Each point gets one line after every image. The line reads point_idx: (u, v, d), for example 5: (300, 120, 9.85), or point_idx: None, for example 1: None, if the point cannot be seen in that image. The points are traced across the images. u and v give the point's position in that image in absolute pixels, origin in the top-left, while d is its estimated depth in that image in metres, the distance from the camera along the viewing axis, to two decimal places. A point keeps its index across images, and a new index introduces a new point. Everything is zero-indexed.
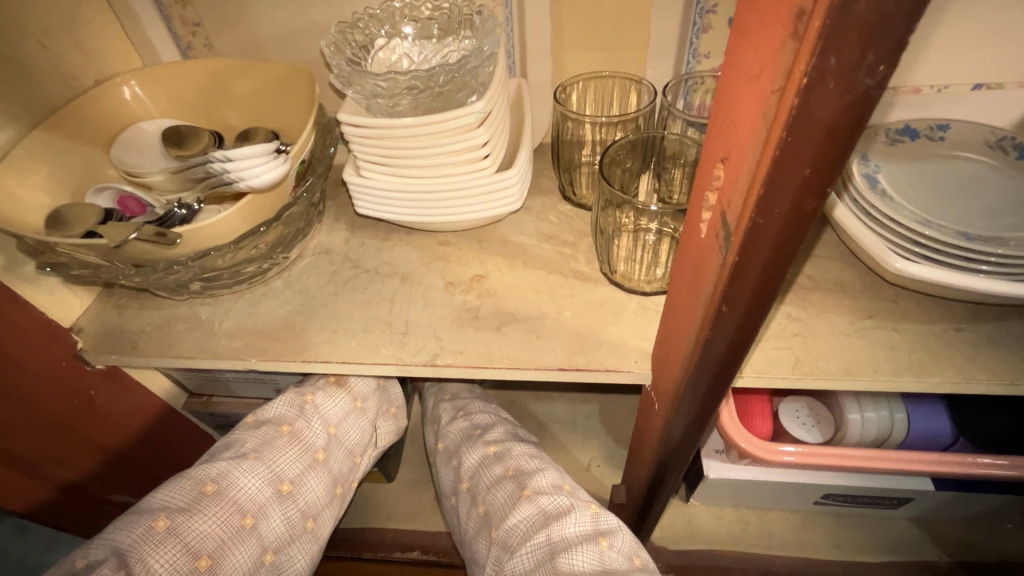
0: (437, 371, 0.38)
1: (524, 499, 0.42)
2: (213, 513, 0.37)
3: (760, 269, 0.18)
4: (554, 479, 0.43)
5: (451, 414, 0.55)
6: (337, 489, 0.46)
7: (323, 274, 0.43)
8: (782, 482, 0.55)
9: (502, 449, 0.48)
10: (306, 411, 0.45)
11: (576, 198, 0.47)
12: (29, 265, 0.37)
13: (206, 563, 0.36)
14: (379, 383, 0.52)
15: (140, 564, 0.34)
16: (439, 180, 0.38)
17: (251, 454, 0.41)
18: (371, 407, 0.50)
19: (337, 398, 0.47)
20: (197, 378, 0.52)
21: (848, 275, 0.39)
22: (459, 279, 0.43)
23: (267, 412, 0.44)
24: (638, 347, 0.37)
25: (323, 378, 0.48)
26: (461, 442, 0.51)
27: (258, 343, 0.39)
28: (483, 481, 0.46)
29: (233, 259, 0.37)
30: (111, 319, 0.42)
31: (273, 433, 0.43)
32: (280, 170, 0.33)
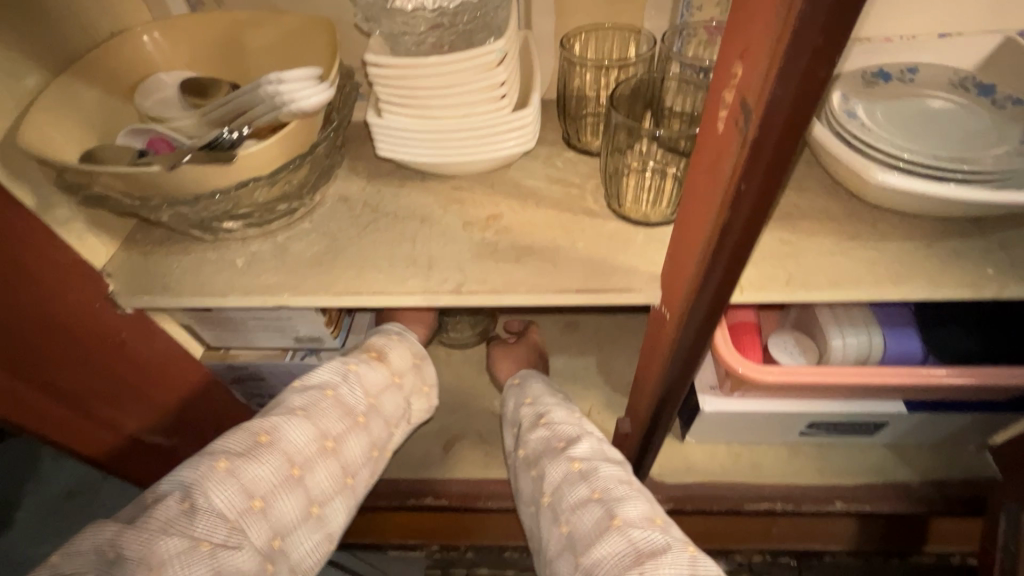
0: (462, 298, 0.41)
1: (615, 529, 0.43)
2: (268, 464, 0.41)
3: (775, 143, 0.22)
4: (646, 513, 0.44)
5: (533, 420, 0.56)
6: (375, 452, 0.48)
7: (344, 218, 0.45)
8: (773, 413, 0.59)
9: (589, 468, 0.48)
10: (348, 379, 0.48)
11: (580, 144, 0.50)
12: (60, 207, 0.39)
13: (259, 504, 0.40)
14: (415, 362, 0.54)
15: (202, 498, 0.38)
16: (459, 119, 0.40)
17: (299, 413, 0.44)
18: (406, 383, 0.53)
19: (376, 371, 0.50)
20: (215, 330, 0.53)
21: (831, 204, 0.43)
22: (476, 218, 0.45)
23: (313, 377, 0.46)
24: (647, 270, 0.40)
25: (362, 355, 0.51)
26: (543, 452, 0.52)
27: (289, 280, 0.41)
28: (566, 497, 0.47)
29: (267, 195, 0.38)
30: (139, 264, 0.43)
31: (318, 397, 0.46)
32: (329, 92, 0.35)
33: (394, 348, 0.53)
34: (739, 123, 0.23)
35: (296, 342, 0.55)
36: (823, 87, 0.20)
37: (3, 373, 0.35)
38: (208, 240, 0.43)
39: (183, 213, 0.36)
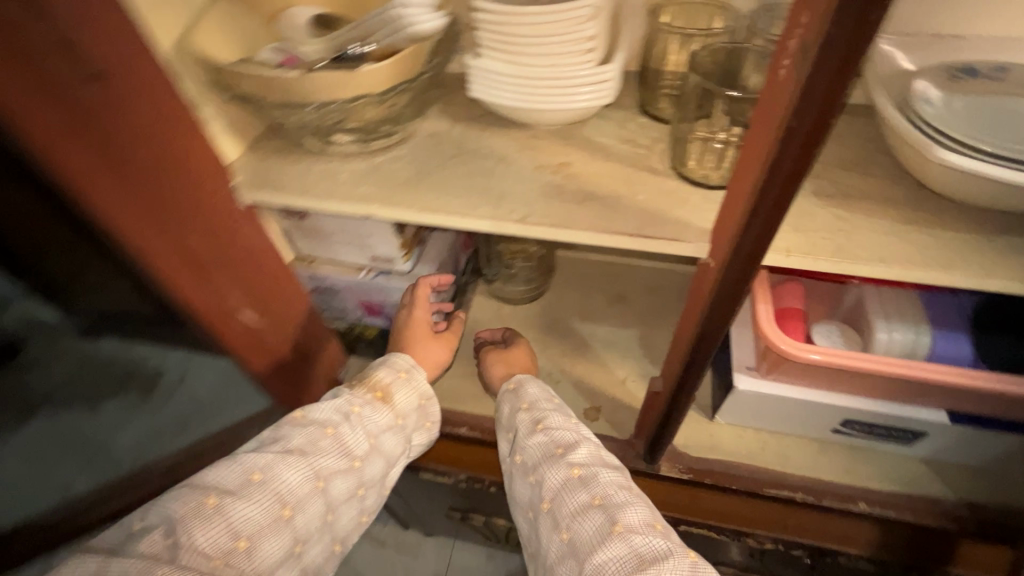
0: (525, 229, 0.45)
1: (617, 535, 0.48)
2: (257, 502, 0.46)
3: (830, 80, 0.25)
4: (647, 520, 0.49)
5: (529, 427, 0.60)
6: (361, 490, 0.53)
7: (432, 149, 0.51)
8: (807, 402, 0.61)
9: (587, 474, 0.53)
10: (351, 420, 0.54)
11: (654, 110, 0.53)
12: (208, 106, 0.47)
13: (243, 543, 0.44)
14: (420, 403, 0.60)
15: (187, 534, 0.42)
16: (548, 66, 0.45)
17: (296, 451, 0.50)
18: (408, 423, 0.59)
19: (379, 413, 0.56)
20: (308, 239, 0.61)
21: (893, 189, 0.44)
22: (548, 163, 0.50)
23: (316, 414, 0.53)
24: (699, 226, 0.43)
25: (369, 394, 0.57)
26: (541, 459, 0.57)
27: (378, 194, 0.48)
28: (566, 503, 0.52)
29: (376, 114, 0.46)
30: (258, 165, 0.51)
31: (319, 434, 0.51)
32: (444, 20, 0.42)
33: (400, 389, 0.59)
34: (800, 62, 0.26)
35: (372, 261, 0.63)
36: (879, 26, 0.23)
37: (200, 277, 0.46)
38: (317, 152, 0.51)
39: (307, 117, 0.44)
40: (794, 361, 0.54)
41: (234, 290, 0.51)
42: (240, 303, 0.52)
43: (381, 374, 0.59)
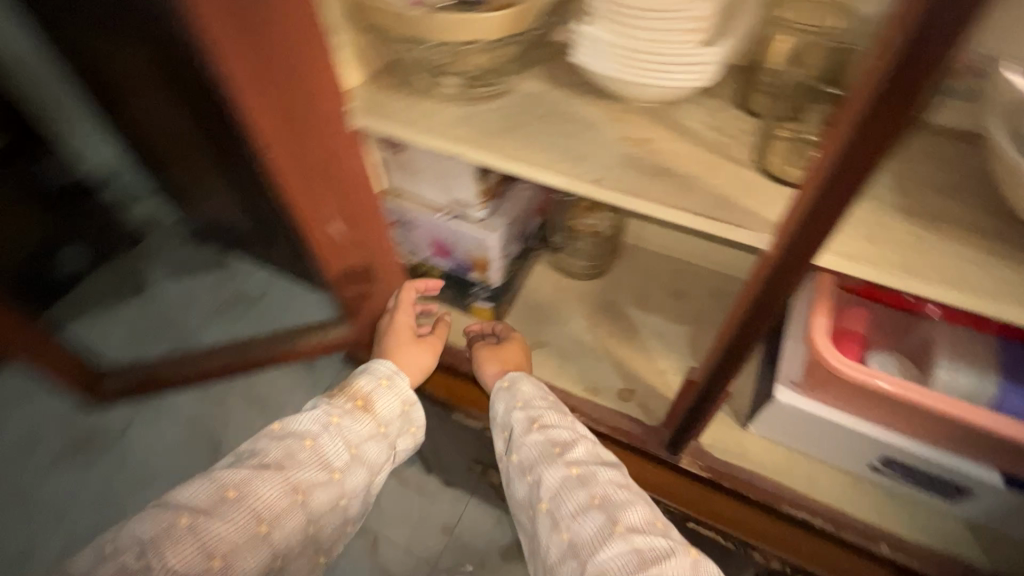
0: (596, 190, 0.48)
1: (618, 535, 0.49)
2: (233, 523, 0.48)
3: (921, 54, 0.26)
4: (647, 519, 0.50)
5: (527, 424, 0.60)
6: (345, 501, 0.56)
7: (526, 106, 0.55)
8: (848, 429, 0.59)
9: (585, 474, 0.54)
10: (330, 429, 0.57)
11: (749, 106, 0.53)
12: (342, 34, 0.53)
13: (219, 561, 0.47)
14: (402, 407, 0.63)
15: (159, 555, 0.45)
16: (649, 40, 0.47)
17: (274, 466, 0.52)
18: (392, 430, 0.62)
19: (359, 421, 0.59)
20: (400, 173, 0.67)
21: (986, 219, 0.43)
22: (631, 135, 0.52)
23: (294, 428, 0.55)
24: (766, 216, 0.44)
25: (349, 403, 0.60)
26: (538, 459, 0.57)
27: (470, 136, 0.52)
28: (567, 502, 0.53)
29: (479, 59, 0.51)
30: (372, 94, 0.57)
31: (297, 446, 0.54)
32: None
33: (382, 397, 0.62)
34: (905, 18, 0.26)
35: (452, 204, 0.68)
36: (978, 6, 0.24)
37: (314, 177, 0.53)
38: (422, 91, 0.55)
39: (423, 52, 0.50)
40: (850, 381, 0.53)
41: (335, 198, 0.57)
42: (337, 212, 0.59)
43: (363, 383, 0.63)
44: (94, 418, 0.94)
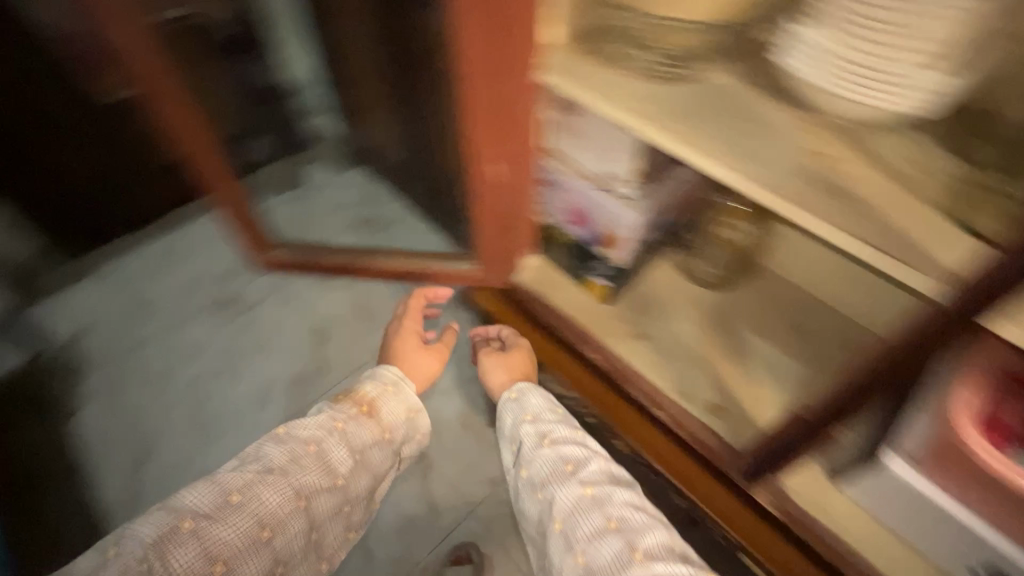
0: (767, 199, 0.50)
1: (637, 561, 0.63)
2: (236, 525, 0.66)
3: None
4: (663, 545, 0.64)
5: (538, 442, 0.76)
6: (344, 504, 0.77)
7: (717, 97, 0.55)
8: (960, 519, 0.56)
9: (599, 496, 0.69)
10: (335, 433, 0.76)
11: (980, 153, 0.46)
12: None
13: (221, 564, 0.64)
14: (408, 412, 0.84)
15: (169, 553, 0.62)
16: (879, 56, 0.44)
17: (280, 470, 0.70)
18: (393, 439, 0.82)
19: (362, 429, 0.78)
20: (570, 134, 0.70)
21: None
22: (822, 150, 0.50)
23: (305, 434, 0.74)
24: (947, 267, 0.43)
25: (352, 411, 0.79)
26: (552, 475, 0.73)
27: (657, 120, 0.54)
28: (582, 525, 0.67)
29: (682, 36, 0.54)
30: (573, 49, 0.58)
31: (304, 450, 0.73)
32: None
33: (384, 406, 0.82)
34: None
35: (609, 177, 0.70)
36: None
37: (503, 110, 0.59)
38: (620, 65, 0.57)
39: (643, 24, 0.54)
40: (982, 470, 0.50)
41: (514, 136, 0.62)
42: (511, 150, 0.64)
43: (371, 389, 0.84)
44: (238, 287, 1.18)
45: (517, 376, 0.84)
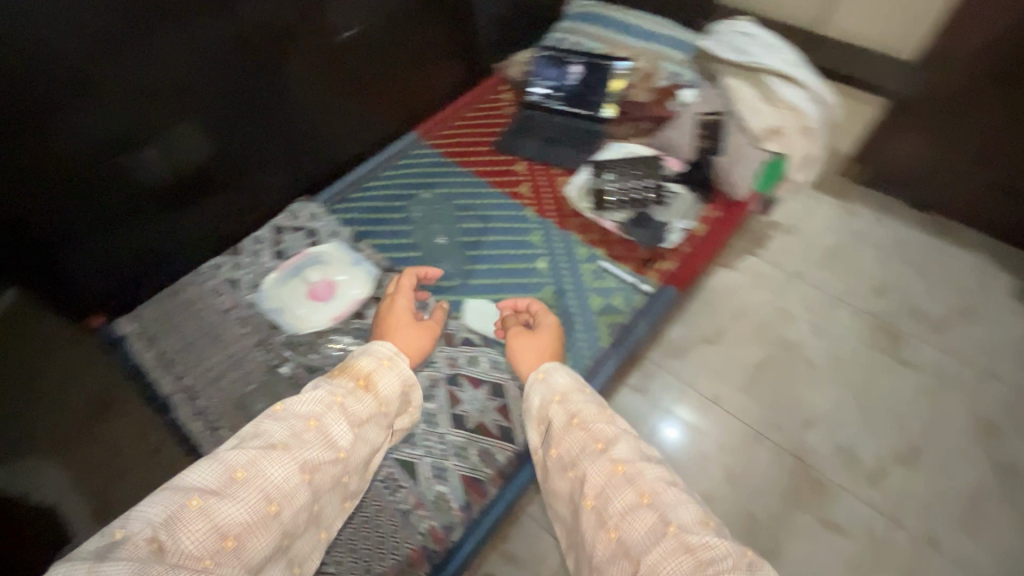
0: None
1: (672, 533, 0.69)
2: (242, 500, 0.70)
3: None
4: (694, 518, 0.71)
5: (567, 417, 0.87)
6: (344, 476, 0.82)
7: None
8: None
9: (631, 471, 0.77)
10: (332, 407, 0.83)
11: None
12: None
13: (229, 543, 0.68)
14: (401, 385, 0.91)
15: (173, 530, 0.66)
16: None
17: (280, 446, 0.76)
18: (388, 410, 0.89)
19: (357, 402, 0.85)
20: None
21: None
22: None
23: (303, 411, 0.81)
24: None
25: (350, 385, 0.87)
26: (582, 453, 0.82)
27: None
28: (617, 502, 0.75)
29: None
30: None
31: (303, 425, 0.79)
32: None
33: (384, 378, 0.90)
34: None
35: None
36: None
37: None
38: None
39: None
40: None
41: None
42: None
43: (365, 361, 0.91)
44: None
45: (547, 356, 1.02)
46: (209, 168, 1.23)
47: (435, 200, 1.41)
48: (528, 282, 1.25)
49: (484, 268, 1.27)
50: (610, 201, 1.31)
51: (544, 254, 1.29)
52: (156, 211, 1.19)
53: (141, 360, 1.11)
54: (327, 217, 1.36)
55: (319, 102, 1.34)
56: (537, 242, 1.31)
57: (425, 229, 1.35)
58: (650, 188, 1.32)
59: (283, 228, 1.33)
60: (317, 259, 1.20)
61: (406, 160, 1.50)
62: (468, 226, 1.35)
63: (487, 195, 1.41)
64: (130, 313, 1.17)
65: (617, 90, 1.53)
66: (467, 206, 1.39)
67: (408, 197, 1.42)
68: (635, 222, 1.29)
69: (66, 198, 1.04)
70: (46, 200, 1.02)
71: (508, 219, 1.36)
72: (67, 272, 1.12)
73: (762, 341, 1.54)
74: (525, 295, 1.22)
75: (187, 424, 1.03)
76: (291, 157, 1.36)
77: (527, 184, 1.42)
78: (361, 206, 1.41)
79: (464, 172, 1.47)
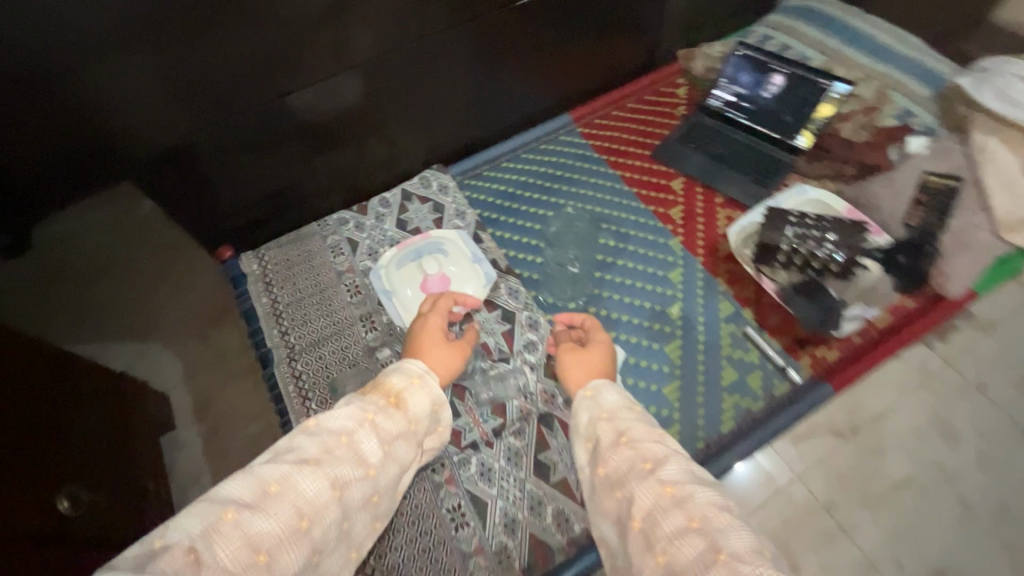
0: None
1: (721, 562, 0.57)
2: (275, 516, 0.66)
3: None
4: (748, 546, 0.58)
5: (615, 438, 0.76)
6: (372, 496, 0.76)
7: None
8: None
9: (682, 493, 0.64)
10: (362, 423, 0.78)
11: None
12: None
13: (262, 557, 0.64)
14: (430, 403, 0.86)
15: (207, 541, 0.61)
16: None
17: (312, 461, 0.71)
18: (417, 429, 0.84)
19: (387, 421, 0.80)
20: None
21: None
22: None
23: (337, 425, 0.76)
24: None
25: (382, 402, 0.82)
26: (631, 473, 0.70)
27: None
28: (663, 525, 0.62)
29: None
30: None
31: (333, 442, 0.74)
32: None
33: (415, 398, 0.85)
34: None
35: None
36: None
37: None
38: None
39: None
40: None
41: None
42: None
43: (395, 378, 0.87)
44: None
45: (595, 373, 0.89)
46: (358, 114, 1.18)
47: (573, 202, 1.28)
48: (656, 327, 1.09)
49: (611, 295, 1.13)
50: (789, 254, 1.08)
51: (682, 298, 1.12)
52: (298, 151, 1.18)
53: (255, 304, 1.12)
54: (458, 194, 1.29)
55: (481, 64, 1.22)
56: (678, 282, 1.13)
57: (555, 232, 1.23)
58: (835, 255, 1.06)
59: (411, 196, 1.28)
60: (437, 246, 1.10)
61: (553, 148, 1.37)
62: (603, 242, 1.20)
63: (632, 211, 1.25)
64: (256, 251, 1.19)
65: (826, 117, 1.24)
66: (608, 218, 1.24)
67: (546, 192, 1.30)
68: (802, 290, 1.06)
69: (215, 124, 1.03)
70: (200, 119, 1.01)
71: (650, 245, 1.19)
72: (211, 193, 1.15)
73: (901, 446, 1.00)
74: (649, 342, 1.07)
75: (281, 386, 1.01)
76: (437, 121, 1.28)
77: (681, 209, 1.24)
78: (495, 188, 1.32)
79: (612, 176, 1.31)
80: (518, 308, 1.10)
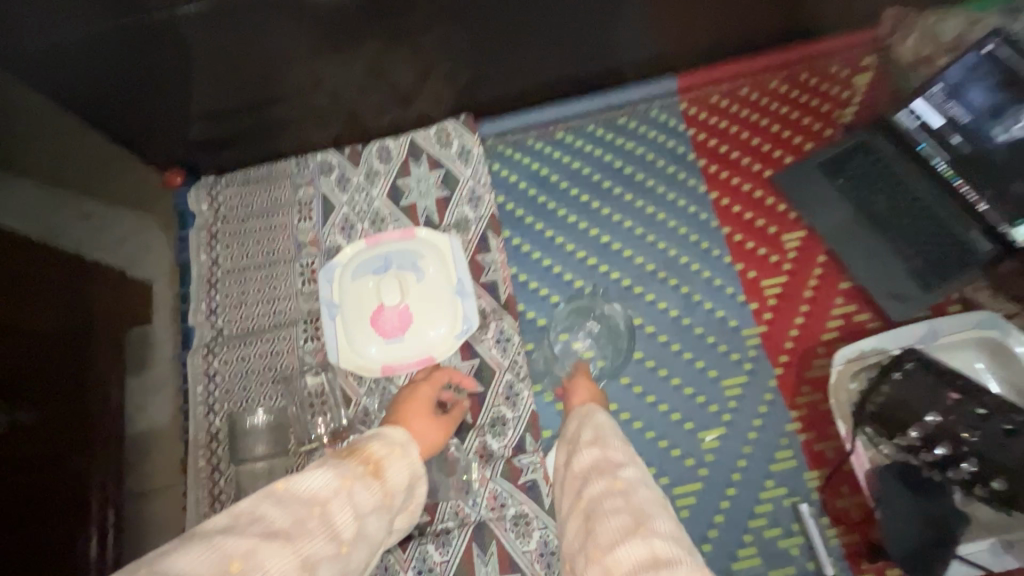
0: None
1: (641, 535, 0.44)
2: None
3: None
4: (672, 532, 0.45)
5: (588, 441, 0.59)
6: None
7: None
8: None
9: (629, 486, 0.51)
10: (339, 493, 0.49)
11: None
12: None
13: None
14: (409, 479, 0.56)
15: None
16: None
17: (281, 534, 0.43)
18: (393, 509, 0.53)
19: (367, 493, 0.51)
20: None
21: None
22: None
23: (307, 487, 0.47)
24: None
25: (361, 467, 0.52)
26: (590, 470, 0.55)
27: None
28: (604, 504, 0.49)
29: None
30: None
31: (304, 512, 0.46)
32: None
33: (394, 466, 0.55)
34: None
35: None
36: None
37: None
38: None
39: None
40: None
41: None
42: None
43: (375, 446, 0.56)
44: None
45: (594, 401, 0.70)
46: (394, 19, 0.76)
47: (631, 224, 0.89)
48: (675, 454, 0.78)
49: (630, 387, 0.82)
50: (933, 436, 0.67)
51: (728, 425, 0.79)
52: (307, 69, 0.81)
53: (193, 261, 0.91)
54: (482, 167, 0.92)
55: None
56: (732, 397, 0.80)
57: (589, 265, 0.88)
58: (989, 475, 0.63)
59: (419, 154, 0.93)
60: (412, 260, 0.84)
61: (632, 127, 0.94)
62: (649, 300, 0.85)
63: (710, 264, 0.86)
64: (210, 186, 0.96)
65: None
66: (671, 265, 0.87)
67: (599, 197, 0.91)
68: (911, 485, 0.68)
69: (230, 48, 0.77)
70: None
71: (713, 328, 0.83)
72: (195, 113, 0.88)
73: None
74: (657, 473, 0.78)
75: (191, 381, 0.84)
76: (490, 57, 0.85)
77: (780, 284, 0.85)
78: (533, 170, 0.94)
79: (701, 200, 0.90)
80: (501, 365, 0.82)
